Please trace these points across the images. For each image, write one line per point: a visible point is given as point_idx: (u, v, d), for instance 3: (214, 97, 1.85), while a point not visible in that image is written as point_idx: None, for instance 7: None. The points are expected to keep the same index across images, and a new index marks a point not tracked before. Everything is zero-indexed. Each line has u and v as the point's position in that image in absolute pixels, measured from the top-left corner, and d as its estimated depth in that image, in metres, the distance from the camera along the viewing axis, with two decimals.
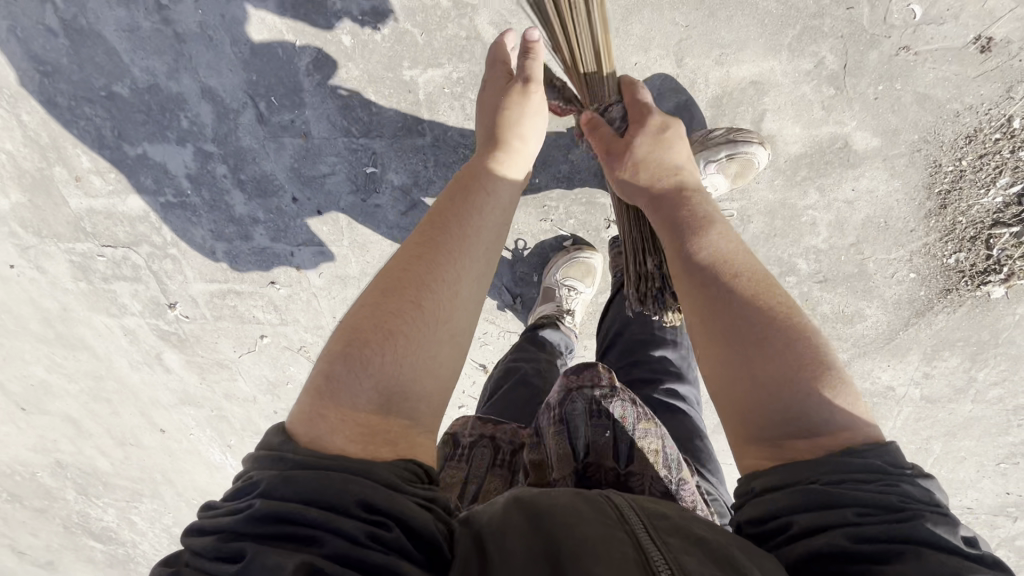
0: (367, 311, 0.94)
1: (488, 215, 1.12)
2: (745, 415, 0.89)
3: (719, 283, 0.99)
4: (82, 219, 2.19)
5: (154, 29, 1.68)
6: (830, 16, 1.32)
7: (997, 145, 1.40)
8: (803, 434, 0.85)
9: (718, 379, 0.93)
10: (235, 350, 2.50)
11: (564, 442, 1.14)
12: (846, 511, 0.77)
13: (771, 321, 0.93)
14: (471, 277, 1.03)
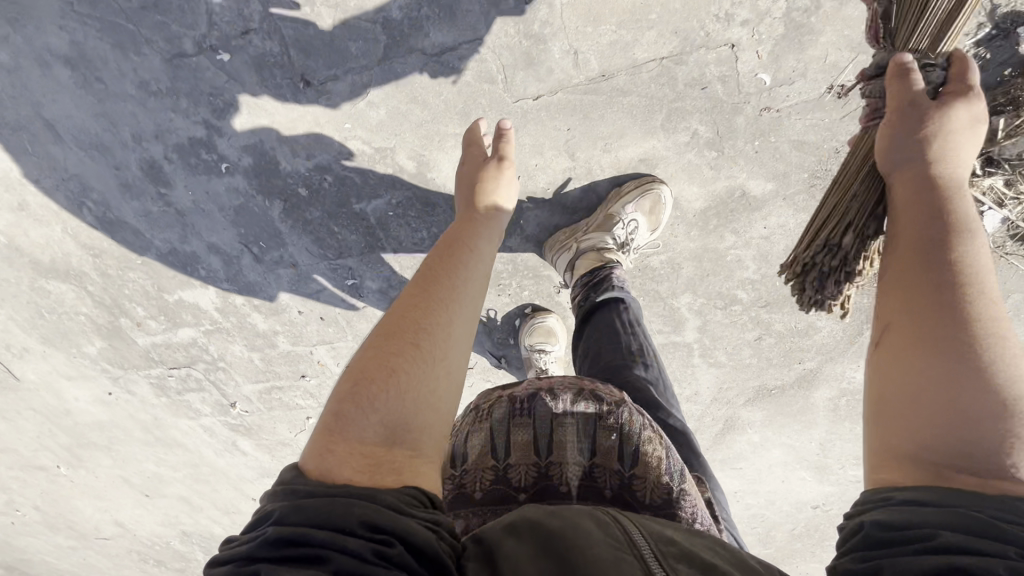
0: (371, 356, 0.93)
1: (474, 265, 1.11)
2: (910, 426, 0.78)
3: (938, 285, 0.83)
4: (150, 351, 2.67)
5: (162, 211, 2.06)
6: (693, 96, 1.44)
7: None
8: (971, 472, 0.73)
9: (903, 383, 0.80)
10: (291, 430, 2.92)
11: (566, 432, 1.10)
12: (1007, 544, 0.67)
13: (982, 348, 0.78)
14: (466, 315, 1.02)
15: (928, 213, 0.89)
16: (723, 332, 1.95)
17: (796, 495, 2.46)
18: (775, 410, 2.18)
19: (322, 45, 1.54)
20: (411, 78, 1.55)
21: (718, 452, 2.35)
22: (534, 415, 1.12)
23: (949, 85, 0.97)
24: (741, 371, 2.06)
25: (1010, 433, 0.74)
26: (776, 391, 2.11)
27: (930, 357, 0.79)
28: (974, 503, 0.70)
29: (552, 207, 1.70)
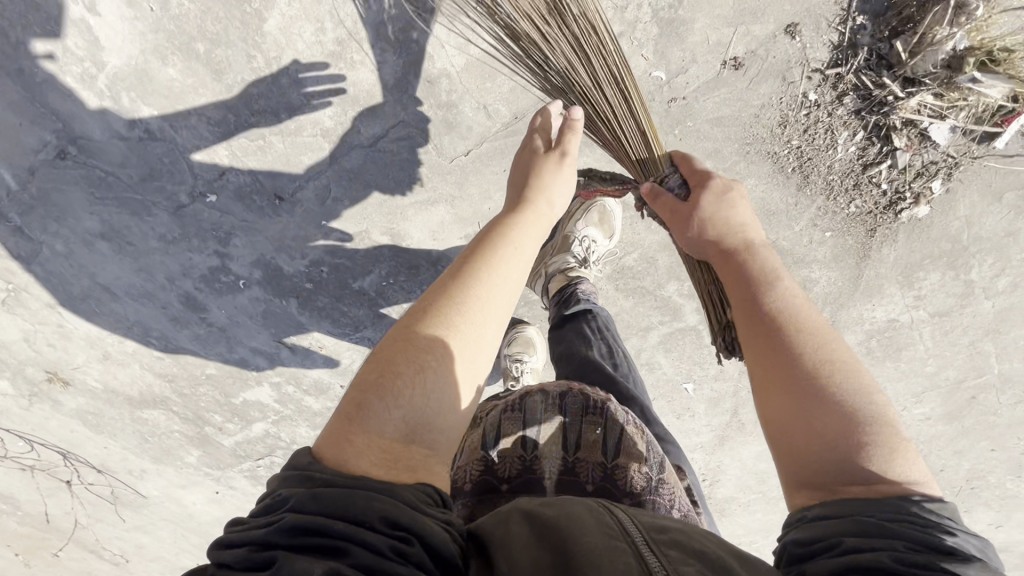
0: (400, 339, 0.82)
1: (518, 249, 0.97)
2: (800, 460, 0.84)
3: (781, 331, 0.91)
4: (236, 449, 2.81)
5: (206, 330, 2.34)
6: None
7: (811, 117, 1.50)
8: (856, 483, 0.80)
9: (775, 433, 0.87)
10: None
11: (553, 428, 1.07)
12: (901, 540, 0.74)
13: (833, 372, 0.87)
14: (504, 307, 0.91)
15: (752, 268, 0.99)
16: None
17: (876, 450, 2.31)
18: None
19: (283, 165, 1.78)
20: (361, 168, 1.75)
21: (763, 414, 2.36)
22: (523, 409, 1.08)
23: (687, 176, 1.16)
24: None
25: (869, 444, 0.81)
26: None
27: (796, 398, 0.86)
28: (867, 510, 0.78)
29: None
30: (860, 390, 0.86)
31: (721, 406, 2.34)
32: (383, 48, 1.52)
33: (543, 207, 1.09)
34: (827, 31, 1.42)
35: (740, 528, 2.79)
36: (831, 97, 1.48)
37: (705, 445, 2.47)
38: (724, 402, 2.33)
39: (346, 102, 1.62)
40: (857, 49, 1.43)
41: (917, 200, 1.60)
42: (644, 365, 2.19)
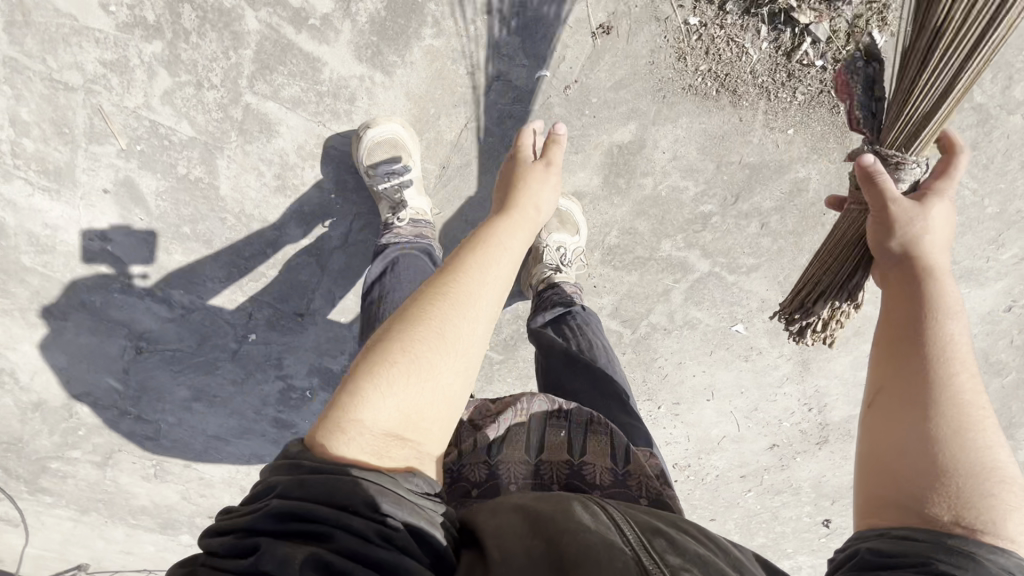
0: (392, 334, 0.83)
1: (502, 252, 0.96)
2: (901, 483, 0.80)
3: (936, 353, 0.86)
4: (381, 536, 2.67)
5: None
6: (511, 126, 1.58)
7: (706, 36, 1.50)
8: (961, 522, 0.76)
9: (897, 448, 0.82)
10: None
11: (520, 432, 1.09)
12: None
13: (975, 411, 0.82)
14: (494, 302, 0.91)
15: (921, 294, 0.92)
16: (726, 241, 1.89)
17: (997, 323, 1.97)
18: None
19: (289, 289, 1.91)
20: (347, 267, 1.86)
21: None
22: (491, 415, 1.10)
23: (929, 181, 1.03)
24: (784, 255, 1.92)
25: (997, 500, 0.76)
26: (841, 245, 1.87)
27: (939, 417, 0.81)
28: (975, 553, 0.73)
29: None
30: (998, 452, 0.80)
31: (779, 333, 2.22)
32: (317, 164, 1.66)
33: (527, 214, 1.08)
34: None
35: None
36: (714, 10, 1.48)
37: (785, 377, 2.34)
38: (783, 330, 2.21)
39: (308, 218, 1.76)
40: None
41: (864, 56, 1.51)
42: (682, 326, 2.14)
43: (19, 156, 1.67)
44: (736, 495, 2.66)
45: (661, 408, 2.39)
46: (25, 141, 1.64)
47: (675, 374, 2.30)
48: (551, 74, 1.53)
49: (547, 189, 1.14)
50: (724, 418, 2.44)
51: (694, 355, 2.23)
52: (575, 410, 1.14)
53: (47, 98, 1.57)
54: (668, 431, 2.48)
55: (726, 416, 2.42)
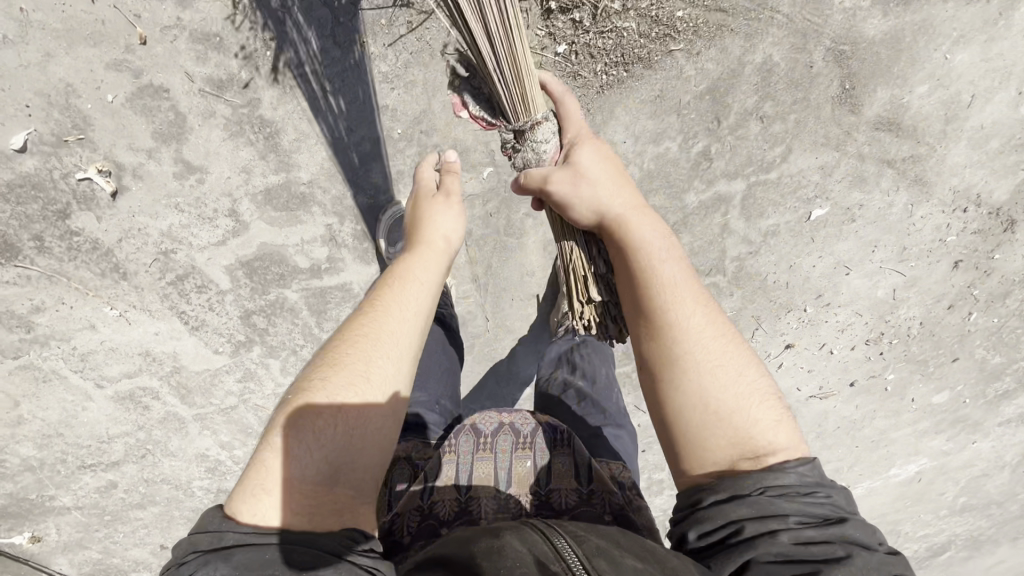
0: (315, 380, 0.90)
1: (418, 288, 1.02)
2: (700, 434, 0.97)
3: (672, 311, 1.04)
4: None
5: None
6: (496, 218, 1.74)
7: (581, 47, 1.66)
8: (750, 454, 0.94)
9: (690, 402, 0.98)
10: None
11: (488, 468, 1.13)
12: (792, 518, 0.86)
13: (714, 349, 1.02)
14: (409, 336, 0.97)
15: (639, 258, 1.09)
16: (743, 150, 1.83)
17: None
18: (875, 73, 1.78)
19: None
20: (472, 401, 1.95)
21: (913, 135, 1.93)
22: (456, 452, 1.15)
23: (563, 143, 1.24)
24: (808, 118, 1.81)
25: (769, 416, 0.97)
26: (855, 73, 1.77)
27: (692, 371, 0.99)
28: (761, 493, 0.89)
29: None
30: (747, 375, 1.01)
31: (868, 177, 2.00)
32: None
33: (441, 241, 1.11)
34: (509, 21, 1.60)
35: None
36: (571, 26, 1.63)
37: (909, 206, 2.11)
38: (867, 171, 1.98)
39: None
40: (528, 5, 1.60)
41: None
42: (765, 238, 2.06)
43: (240, 459, 1.93)
44: (960, 326, 2.43)
45: (808, 310, 2.28)
46: (236, 451, 1.93)
47: (793, 275, 2.19)
48: (495, 166, 1.68)
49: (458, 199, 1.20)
50: (879, 275, 2.26)
51: (806, 249, 2.13)
52: (540, 435, 1.17)
53: (228, 421, 1.88)
54: (839, 322, 2.34)
55: (879, 272, 2.25)
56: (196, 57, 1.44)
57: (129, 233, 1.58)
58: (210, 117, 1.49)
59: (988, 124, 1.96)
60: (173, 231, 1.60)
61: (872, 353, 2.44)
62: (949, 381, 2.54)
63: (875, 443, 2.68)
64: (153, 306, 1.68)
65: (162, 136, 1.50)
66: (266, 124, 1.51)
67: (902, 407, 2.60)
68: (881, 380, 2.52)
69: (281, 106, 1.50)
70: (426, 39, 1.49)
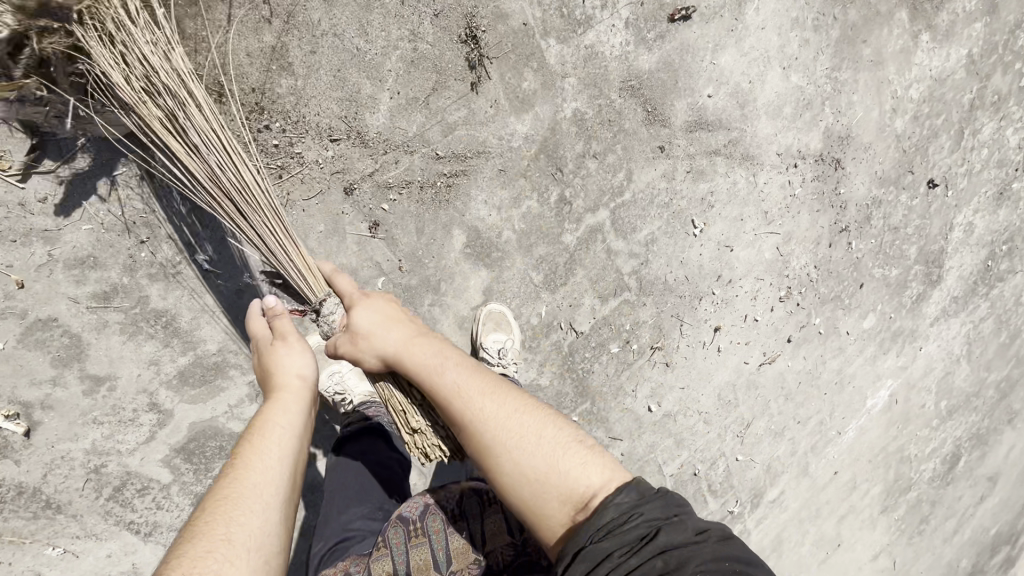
0: (178, 553, 0.92)
1: (278, 436, 1.07)
2: (535, 504, 1.11)
3: (463, 412, 1.15)
4: None
5: None
6: None
7: (420, 156, 1.73)
8: (580, 505, 1.09)
9: (519, 479, 1.11)
10: (813, 478, 2.88)
11: (427, 552, 1.32)
12: (616, 548, 1.02)
13: (517, 428, 1.14)
14: (271, 486, 1.02)
15: (423, 373, 1.20)
16: (593, 185, 2.08)
17: (761, 9, 2.24)
18: (665, 93, 2.10)
19: None
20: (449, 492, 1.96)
21: (723, 126, 2.28)
22: (393, 548, 1.31)
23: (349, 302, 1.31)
24: (632, 143, 2.10)
25: (582, 463, 1.12)
26: (658, 98, 2.09)
27: (509, 454, 1.11)
28: (591, 537, 1.04)
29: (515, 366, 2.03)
30: (548, 437, 1.15)
31: (705, 169, 2.31)
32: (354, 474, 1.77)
33: (290, 385, 1.17)
34: (346, 158, 1.65)
35: (864, 122, 2.61)
36: None
37: (750, 178, 2.43)
38: (702, 165, 2.29)
39: None
40: (362, 142, 1.67)
41: (483, 55, 1.75)
42: (647, 246, 2.30)
43: None
44: (846, 255, 2.73)
45: (716, 292, 2.50)
46: None
47: (687, 268, 2.42)
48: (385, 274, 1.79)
49: (296, 346, 1.21)
50: (758, 242, 2.54)
51: (687, 243, 2.38)
52: (467, 503, 1.37)
53: None
54: (748, 292, 2.57)
55: (756, 239, 2.53)
56: (74, 279, 1.45)
57: (52, 463, 1.54)
58: (104, 327, 1.50)
59: (774, 97, 2.36)
60: (97, 445, 1.57)
61: (791, 307, 2.68)
62: (858, 304, 2.81)
63: (839, 384, 2.86)
64: (99, 528, 1.62)
65: (61, 361, 1.48)
66: (160, 314, 1.54)
67: (844, 342, 2.83)
68: (812, 327, 2.75)
69: (169, 294, 1.54)
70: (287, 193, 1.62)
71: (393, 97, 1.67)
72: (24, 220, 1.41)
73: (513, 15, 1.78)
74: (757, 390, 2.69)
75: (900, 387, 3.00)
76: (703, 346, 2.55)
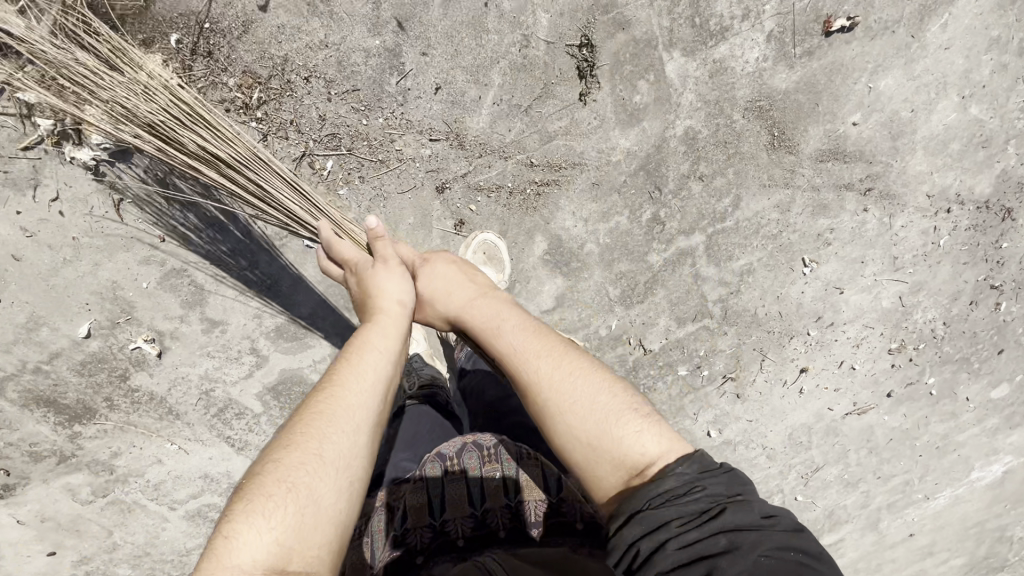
0: (270, 463, 0.93)
1: (374, 359, 1.09)
2: (579, 465, 1.06)
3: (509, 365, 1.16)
4: None
5: None
6: None
7: (515, 162, 1.72)
8: (634, 473, 1.01)
9: (557, 436, 1.07)
10: (886, 544, 2.63)
11: (461, 485, 1.32)
12: (675, 523, 0.92)
13: (556, 379, 1.11)
14: (362, 405, 1.01)
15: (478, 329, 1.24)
16: (693, 207, 1.92)
17: (944, 26, 1.87)
18: (799, 116, 1.86)
19: None
20: None
21: (863, 158, 1.98)
22: (427, 478, 1.32)
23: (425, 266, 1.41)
24: (748, 168, 1.90)
25: (635, 428, 1.05)
26: (790, 119, 1.86)
27: (546, 408, 1.09)
28: (650, 513, 0.94)
29: None
30: (589, 397, 1.08)
31: (829, 204, 2.04)
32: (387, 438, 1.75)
33: (390, 312, 1.21)
34: (442, 158, 1.67)
35: None
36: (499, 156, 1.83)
37: (884, 219, 2.12)
38: (826, 198, 2.03)
39: None
40: (461, 144, 1.67)
41: (595, 64, 1.67)
42: (742, 276, 2.10)
43: None
44: (987, 318, 2.33)
45: (812, 333, 2.25)
46: None
47: (784, 305, 2.19)
48: None
49: (393, 280, 1.27)
50: (878, 288, 2.24)
51: (791, 278, 2.15)
52: (504, 449, 1.39)
53: None
54: (851, 338, 2.29)
55: (876, 285, 2.23)
56: (203, 239, 1.66)
57: (176, 381, 1.87)
58: (222, 280, 1.73)
59: (940, 130, 1.99)
60: (210, 373, 1.87)
61: (900, 361, 2.36)
62: (987, 372, 2.43)
63: (940, 450, 2.52)
64: (205, 435, 1.96)
65: (188, 303, 1.75)
66: (267, 277, 1.74)
67: (959, 410, 2.48)
68: (922, 386, 2.42)
69: (276, 261, 1.73)
70: (381, 184, 1.66)
71: (496, 103, 1.65)
72: (170, 186, 1.60)
73: (634, 24, 1.67)
74: (836, 438, 2.43)
75: (1019, 466, 2.61)
76: (786, 386, 2.36)
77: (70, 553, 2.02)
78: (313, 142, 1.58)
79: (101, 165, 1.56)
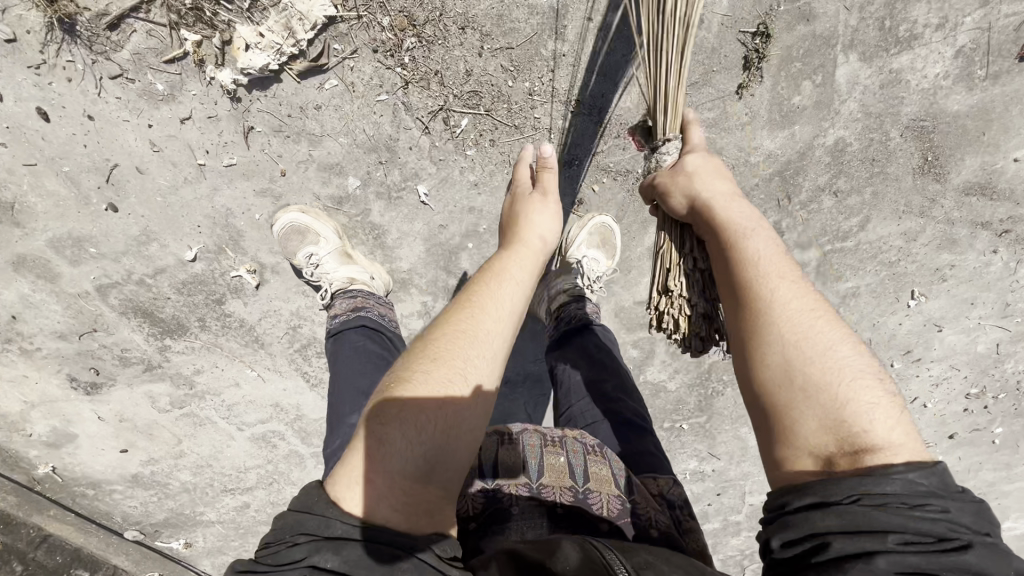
0: (410, 374, 0.89)
1: (514, 284, 1.04)
2: (787, 421, 0.85)
3: (751, 279, 0.95)
4: None
5: None
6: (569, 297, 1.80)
7: None
8: (857, 448, 0.79)
9: (781, 375, 0.87)
10: None
11: (520, 457, 1.21)
12: (891, 536, 0.72)
13: (806, 329, 0.89)
14: (501, 332, 0.97)
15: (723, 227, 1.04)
16: (818, 222, 1.80)
17: None
18: (959, 144, 1.72)
19: None
20: None
21: (1011, 198, 1.84)
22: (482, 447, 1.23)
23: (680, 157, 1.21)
24: (887, 189, 1.77)
25: (879, 409, 0.81)
26: (946, 144, 1.72)
27: (776, 340, 0.89)
28: (867, 507, 0.74)
29: (653, 360, 2.02)
30: (847, 357, 0.86)
31: (959, 240, 1.89)
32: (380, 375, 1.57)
33: (532, 245, 1.15)
34: (579, 133, 1.60)
35: None
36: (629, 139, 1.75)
37: (1010, 263, 1.96)
38: (958, 234, 1.88)
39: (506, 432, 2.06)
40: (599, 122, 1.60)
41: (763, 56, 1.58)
42: (844, 298, 1.95)
43: None
44: None
45: (894, 365, 2.11)
46: None
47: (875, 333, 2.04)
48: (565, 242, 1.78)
49: (547, 211, 1.23)
50: (977, 331, 2.08)
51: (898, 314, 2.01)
52: (570, 438, 1.29)
53: None
54: (931, 376, 2.15)
55: (976, 328, 2.07)
56: (323, 179, 1.62)
57: (267, 312, 1.87)
58: None
59: None
60: (301, 311, 1.88)
61: (974, 406, 2.22)
62: None
63: (981, 496, 2.47)
64: (283, 368, 1.98)
65: None
66: (374, 228, 1.69)
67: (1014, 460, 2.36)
68: (987, 433, 2.29)
69: (387, 213, 1.67)
70: (510, 150, 1.61)
71: (649, 83, 1.57)
72: (301, 121, 1.55)
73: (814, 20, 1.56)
74: None
75: None
76: None
77: (141, 453, 2.10)
78: (453, 97, 1.54)
79: (239, 89, 1.52)
